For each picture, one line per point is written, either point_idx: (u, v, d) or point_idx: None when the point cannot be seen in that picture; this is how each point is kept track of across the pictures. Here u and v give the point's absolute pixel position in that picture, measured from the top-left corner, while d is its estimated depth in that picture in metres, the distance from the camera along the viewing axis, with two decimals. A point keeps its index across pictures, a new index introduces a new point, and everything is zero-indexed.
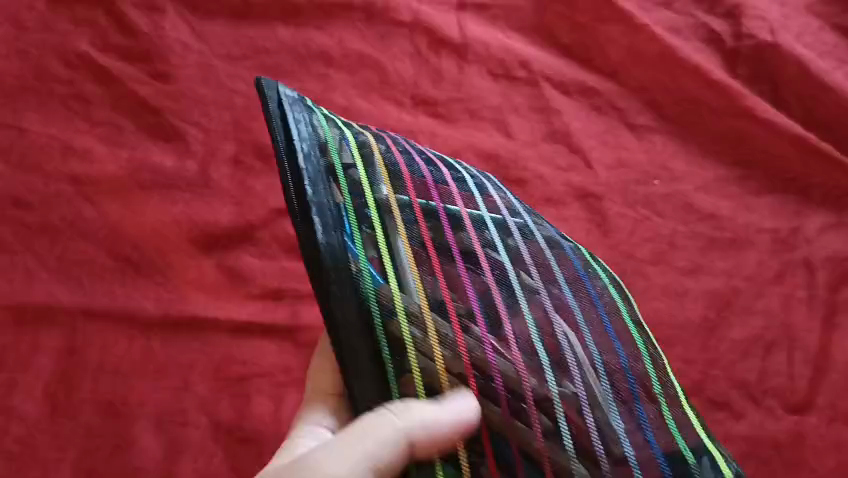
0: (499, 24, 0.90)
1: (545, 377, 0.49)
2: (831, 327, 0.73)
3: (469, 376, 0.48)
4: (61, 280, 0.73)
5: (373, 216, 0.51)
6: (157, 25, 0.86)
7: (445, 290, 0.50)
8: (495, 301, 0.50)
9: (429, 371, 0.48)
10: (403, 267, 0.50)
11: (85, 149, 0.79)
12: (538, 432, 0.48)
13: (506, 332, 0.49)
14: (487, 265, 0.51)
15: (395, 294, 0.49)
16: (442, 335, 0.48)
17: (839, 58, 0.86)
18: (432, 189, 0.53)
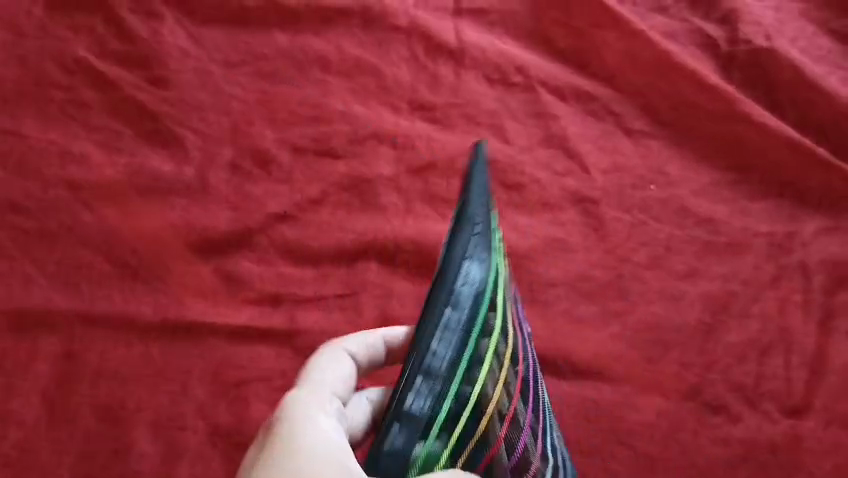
0: (496, 31, 0.91)
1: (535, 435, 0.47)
2: (828, 330, 0.73)
3: (510, 410, 0.43)
4: (60, 286, 0.73)
5: (499, 240, 0.46)
6: (155, 31, 0.86)
7: (520, 341, 0.47)
8: (530, 371, 0.49)
9: (488, 393, 0.42)
10: (511, 299, 0.45)
11: (83, 155, 0.79)
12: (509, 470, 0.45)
13: (534, 400, 0.48)
14: (525, 340, 0.51)
15: (501, 306, 0.43)
16: (509, 374, 0.43)
17: (835, 62, 0.87)
18: (507, 268, 0.54)
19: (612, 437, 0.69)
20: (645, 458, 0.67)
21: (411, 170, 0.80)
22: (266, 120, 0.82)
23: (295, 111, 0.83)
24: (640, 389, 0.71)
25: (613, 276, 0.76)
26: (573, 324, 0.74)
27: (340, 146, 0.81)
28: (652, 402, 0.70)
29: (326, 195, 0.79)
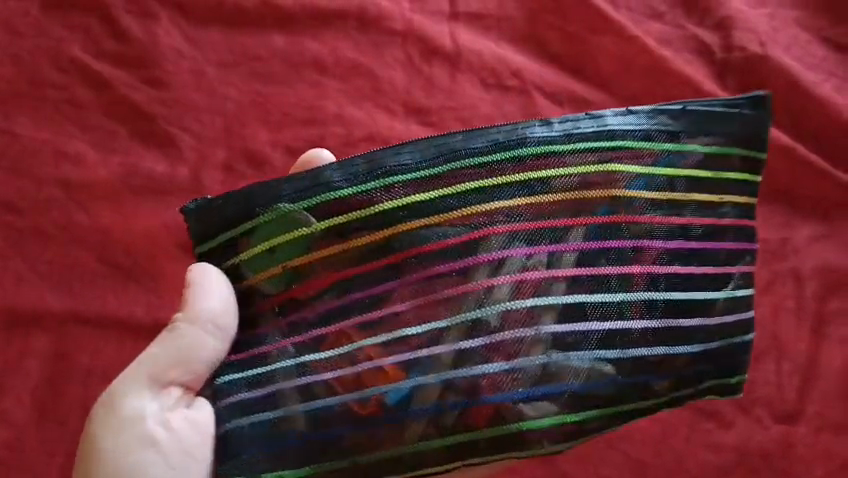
0: (491, 34, 0.89)
1: (400, 285, 0.51)
2: (820, 337, 0.74)
3: (320, 238, 0.52)
4: (53, 286, 0.74)
5: (517, 162, 0.52)
6: (150, 30, 0.85)
7: (460, 226, 0.51)
8: (471, 258, 0.50)
9: (322, 218, 0.52)
10: (467, 186, 0.51)
11: (78, 155, 0.79)
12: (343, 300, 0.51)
13: (442, 263, 0.50)
14: (517, 253, 0.50)
15: (426, 174, 0.52)
16: (389, 214, 0.51)
17: (827, 71, 0.88)
18: (621, 233, 0.52)
19: (602, 442, 0.69)
20: (636, 463, 0.69)
21: None
22: (261, 122, 0.82)
23: (289, 113, 0.82)
24: None
25: None
26: None
27: (335, 148, 0.81)
28: None
29: None
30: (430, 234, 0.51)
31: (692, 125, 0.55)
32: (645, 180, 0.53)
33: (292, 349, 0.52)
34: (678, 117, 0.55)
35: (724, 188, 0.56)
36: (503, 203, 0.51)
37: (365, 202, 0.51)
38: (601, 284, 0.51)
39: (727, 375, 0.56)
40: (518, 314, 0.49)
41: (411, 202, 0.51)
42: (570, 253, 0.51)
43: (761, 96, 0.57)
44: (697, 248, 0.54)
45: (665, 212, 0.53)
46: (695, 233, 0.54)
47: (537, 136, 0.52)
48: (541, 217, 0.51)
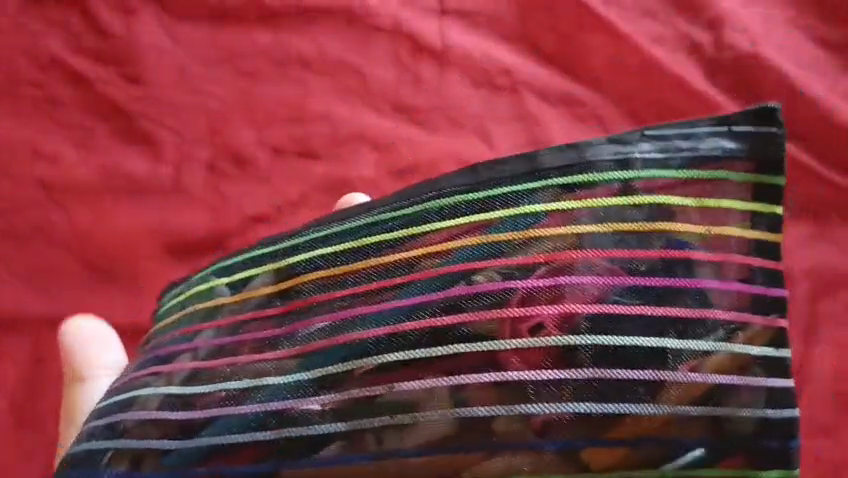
0: (481, 31, 0.88)
1: (279, 339, 0.53)
2: (811, 341, 0.75)
3: (194, 321, 0.60)
4: (31, 289, 0.73)
5: (292, 252, 0.57)
6: (131, 26, 0.83)
7: (213, 330, 0.57)
8: (329, 313, 0.52)
9: (209, 293, 0.61)
10: (236, 281, 0.59)
11: (56, 154, 0.77)
12: (246, 348, 0.54)
13: (301, 321, 0.53)
14: (367, 306, 0.50)
15: (220, 298, 0.59)
16: (252, 286, 0.58)
17: (819, 71, 0.87)
18: (345, 304, 0.52)
19: None
20: None
21: (393, 173, 0.79)
22: (245, 120, 0.80)
23: (274, 111, 0.81)
24: None
25: None
26: None
27: (320, 148, 0.79)
28: None
29: (308, 198, 0.78)
30: (378, 318, 0.49)
31: (658, 151, 0.49)
32: (583, 215, 0.48)
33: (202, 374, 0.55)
34: (650, 145, 0.49)
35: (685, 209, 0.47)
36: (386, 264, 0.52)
37: (355, 234, 0.55)
38: (607, 327, 0.44)
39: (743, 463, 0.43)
40: (513, 359, 0.45)
41: (247, 277, 0.59)
42: (364, 307, 0.51)
43: (767, 108, 0.48)
44: (639, 285, 0.45)
45: (619, 245, 0.46)
46: (759, 279, 0.46)
47: (511, 177, 0.51)
48: (432, 269, 0.50)
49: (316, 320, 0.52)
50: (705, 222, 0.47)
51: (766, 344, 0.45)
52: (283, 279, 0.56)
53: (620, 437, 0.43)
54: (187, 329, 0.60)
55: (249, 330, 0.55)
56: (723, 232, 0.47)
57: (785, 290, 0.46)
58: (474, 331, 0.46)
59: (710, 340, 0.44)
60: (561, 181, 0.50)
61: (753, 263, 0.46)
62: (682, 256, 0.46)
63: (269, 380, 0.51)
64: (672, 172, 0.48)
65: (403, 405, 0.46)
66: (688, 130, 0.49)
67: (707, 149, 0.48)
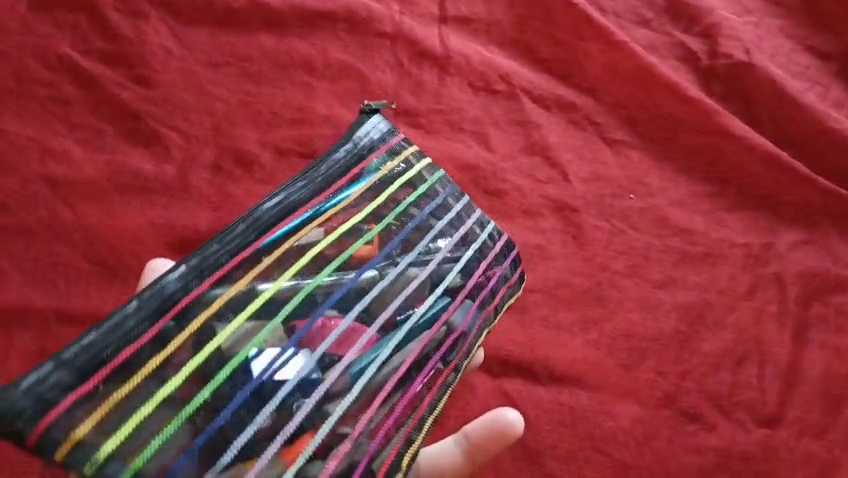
0: (480, 39, 0.91)
1: (395, 260, 0.51)
2: (801, 342, 0.76)
3: (385, 250, 0.51)
4: (34, 283, 0.72)
5: (366, 234, 0.51)
6: (140, 30, 0.85)
7: (404, 249, 0.52)
8: (388, 241, 0.52)
9: (360, 231, 0.51)
10: (386, 239, 0.51)
11: (64, 152, 0.78)
12: (397, 256, 0.51)
13: (391, 264, 0.50)
14: (406, 245, 0.52)
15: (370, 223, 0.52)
16: (387, 235, 0.52)
17: (811, 78, 0.89)
18: (381, 241, 0.51)
19: (587, 443, 0.70)
20: (620, 464, 0.70)
21: None
22: (249, 121, 0.81)
23: (278, 113, 0.82)
24: (615, 396, 0.73)
25: (591, 284, 0.78)
26: (552, 331, 0.75)
27: (322, 149, 0.81)
28: (628, 410, 0.72)
29: None
30: (309, 297, 0.46)
31: (327, 248, 0.49)
32: (303, 245, 0.48)
33: (412, 247, 0.52)
34: (339, 191, 0.51)
35: (337, 225, 0.50)
36: (321, 218, 0.49)
37: (364, 223, 0.51)
38: (329, 237, 0.49)
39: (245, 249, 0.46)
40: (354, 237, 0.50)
41: (363, 227, 0.51)
42: (381, 236, 0.51)
43: (268, 225, 0.47)
44: (320, 214, 0.50)
45: (322, 240, 0.49)
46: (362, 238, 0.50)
47: (350, 210, 0.51)
48: (346, 236, 0.50)
49: (379, 401, 0.46)
50: (331, 238, 0.49)
51: (300, 241, 0.48)
52: (379, 224, 0.52)
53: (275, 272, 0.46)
54: (389, 243, 0.51)
55: (394, 269, 0.50)
56: (345, 234, 0.50)
57: (326, 201, 0.50)
58: (313, 233, 0.49)
59: (317, 236, 0.49)
60: (316, 222, 0.49)
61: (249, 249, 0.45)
62: (387, 217, 0.53)
63: (429, 265, 0.52)
64: (283, 260, 0.46)
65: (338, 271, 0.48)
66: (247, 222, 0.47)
67: (354, 222, 0.51)
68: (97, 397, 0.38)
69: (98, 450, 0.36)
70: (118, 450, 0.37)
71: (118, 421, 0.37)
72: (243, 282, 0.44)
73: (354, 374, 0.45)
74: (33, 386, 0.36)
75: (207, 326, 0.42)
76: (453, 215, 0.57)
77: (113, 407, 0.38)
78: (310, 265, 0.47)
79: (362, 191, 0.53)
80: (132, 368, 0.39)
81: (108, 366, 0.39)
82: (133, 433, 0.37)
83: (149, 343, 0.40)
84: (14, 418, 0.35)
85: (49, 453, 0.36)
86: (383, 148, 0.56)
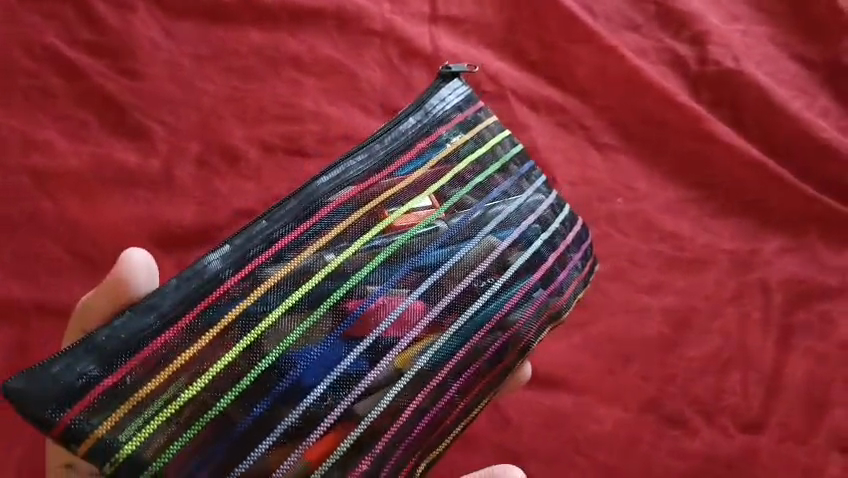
0: (471, 40, 0.90)
1: (459, 243, 0.53)
2: (785, 348, 0.76)
3: (448, 230, 0.53)
4: (13, 276, 0.70)
5: (431, 215, 0.53)
6: (126, 21, 0.83)
7: (468, 232, 0.54)
8: (454, 223, 0.54)
9: (422, 208, 0.53)
10: (450, 220, 0.54)
11: (47, 143, 0.76)
12: (461, 238, 0.54)
13: (455, 248, 0.53)
14: (469, 226, 0.55)
15: (432, 202, 0.54)
16: (452, 216, 0.54)
17: (798, 87, 0.90)
18: (446, 223, 0.54)
19: (570, 447, 0.70)
20: (601, 468, 0.70)
21: None
22: (236, 117, 0.80)
23: (265, 109, 0.81)
24: (600, 399, 0.73)
25: None
26: None
27: (310, 146, 0.80)
28: (612, 414, 0.72)
29: None
30: (357, 287, 0.48)
31: (390, 225, 0.51)
32: (371, 221, 0.51)
33: (475, 228, 0.55)
34: (404, 169, 0.54)
35: (400, 201, 0.53)
36: (379, 197, 0.52)
37: (427, 201, 0.54)
38: (394, 213, 0.52)
39: (311, 224, 0.49)
40: (417, 216, 0.53)
41: (425, 204, 0.54)
42: (445, 217, 0.54)
43: (332, 201, 0.50)
44: (385, 188, 0.53)
45: (386, 215, 0.52)
46: (426, 216, 0.53)
47: (413, 188, 0.54)
48: (411, 213, 0.53)
49: (420, 395, 0.50)
50: (391, 213, 0.52)
51: (366, 218, 0.51)
52: (441, 204, 0.54)
53: (335, 251, 0.49)
54: (452, 224, 0.54)
55: (456, 252, 0.53)
56: (409, 209, 0.53)
57: (391, 175, 0.53)
58: (378, 210, 0.51)
59: (383, 212, 0.52)
60: (382, 197, 0.52)
61: (307, 224, 0.49)
62: (451, 195, 0.55)
63: (493, 252, 0.55)
64: (347, 238, 0.50)
65: (400, 254, 0.51)
66: (314, 200, 0.50)
67: (416, 199, 0.54)
68: (127, 388, 0.42)
69: (120, 445, 0.42)
70: (138, 444, 0.42)
71: (151, 406, 0.43)
72: (288, 271, 0.47)
73: (395, 367, 0.48)
74: (60, 373, 0.41)
75: (248, 316, 0.45)
76: (517, 203, 0.59)
77: (141, 399, 0.42)
78: (375, 242, 0.50)
79: (427, 169, 0.55)
80: (166, 359, 0.43)
81: (135, 359, 0.43)
82: (157, 426, 0.42)
83: (190, 331, 0.44)
84: (45, 406, 0.40)
85: (72, 444, 0.41)
86: (450, 125, 0.59)
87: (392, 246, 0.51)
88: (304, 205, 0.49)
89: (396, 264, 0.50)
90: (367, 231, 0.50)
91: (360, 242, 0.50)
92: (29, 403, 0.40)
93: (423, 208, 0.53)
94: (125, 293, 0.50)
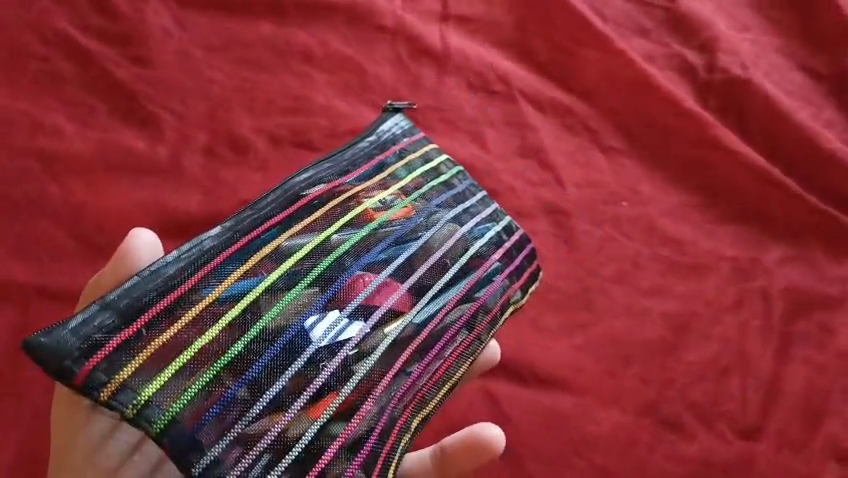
0: (480, 39, 0.91)
1: (423, 228, 0.54)
2: (784, 357, 0.76)
3: (413, 218, 0.54)
4: (17, 257, 0.70)
5: (396, 204, 0.54)
6: (139, 9, 0.84)
7: (430, 220, 0.55)
8: (416, 213, 0.55)
9: (388, 199, 0.54)
10: (413, 209, 0.55)
11: (55, 126, 0.76)
12: (427, 223, 0.54)
13: (422, 232, 0.53)
14: (432, 214, 0.55)
15: (397, 194, 0.55)
16: (415, 206, 0.55)
17: (805, 97, 0.90)
18: (409, 211, 0.54)
19: (568, 447, 0.70)
20: (598, 469, 0.70)
21: None
22: (245, 107, 0.81)
23: (274, 101, 0.81)
24: (599, 401, 0.73)
25: (579, 288, 0.78)
26: (538, 333, 0.75)
27: (317, 139, 0.80)
28: (610, 416, 0.72)
29: None
30: (343, 255, 0.49)
31: (356, 212, 0.52)
32: (340, 210, 0.51)
33: (437, 216, 0.56)
34: (363, 171, 0.55)
35: (365, 193, 0.53)
36: (346, 192, 0.53)
37: (391, 194, 0.55)
38: (360, 203, 0.52)
39: (281, 213, 0.49)
40: (382, 204, 0.53)
41: (390, 197, 0.54)
42: (409, 207, 0.55)
43: (300, 196, 0.50)
44: (350, 184, 0.54)
45: (353, 204, 0.52)
46: (392, 206, 0.54)
47: (376, 184, 0.55)
48: (378, 203, 0.53)
49: (401, 361, 0.48)
50: (358, 203, 0.52)
51: (336, 207, 0.51)
52: (405, 196, 0.55)
53: (307, 233, 0.49)
54: (415, 211, 0.55)
55: (421, 233, 0.53)
56: (374, 199, 0.53)
57: (353, 177, 0.54)
58: (345, 200, 0.52)
59: (349, 202, 0.52)
60: (346, 191, 0.53)
61: (279, 215, 0.49)
62: (414, 191, 0.56)
63: (455, 233, 0.55)
64: (318, 223, 0.50)
65: (369, 235, 0.51)
66: (283, 195, 0.50)
67: (381, 193, 0.54)
68: (141, 339, 0.41)
69: (138, 392, 0.39)
70: (154, 394, 0.40)
71: (156, 366, 0.41)
72: (263, 256, 0.47)
73: (380, 334, 0.47)
74: (79, 327, 0.40)
75: (244, 280, 0.45)
76: (476, 201, 0.60)
77: (157, 347, 0.41)
78: (347, 227, 0.50)
79: (387, 171, 0.57)
80: (174, 317, 0.42)
81: (144, 317, 0.42)
82: (174, 373, 0.41)
83: (190, 291, 0.44)
84: (64, 357, 0.39)
85: (94, 393, 0.39)
86: (400, 140, 0.61)
87: (360, 229, 0.51)
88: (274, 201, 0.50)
89: (368, 245, 0.50)
90: (339, 217, 0.51)
91: (333, 227, 0.50)
92: (47, 356, 0.38)
93: (390, 200, 0.54)
94: (127, 265, 0.56)
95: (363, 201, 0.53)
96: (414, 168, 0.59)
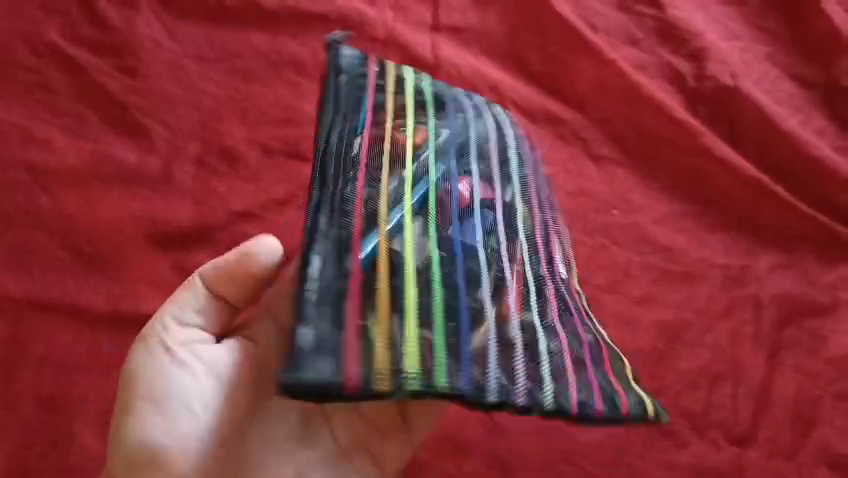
0: (471, 49, 0.91)
1: (471, 179, 0.58)
2: (774, 364, 0.77)
3: (458, 168, 0.58)
4: (9, 269, 0.70)
5: (436, 151, 0.58)
6: (130, 20, 0.84)
7: (470, 164, 0.60)
8: (456, 161, 0.59)
9: (430, 149, 0.58)
10: (455, 155, 0.59)
11: (46, 137, 0.77)
12: (471, 174, 0.59)
13: (467, 181, 0.58)
14: (471, 162, 0.60)
15: (433, 141, 0.59)
16: (452, 153, 0.59)
17: (794, 106, 0.91)
18: (455, 160, 0.59)
19: (560, 455, 0.71)
20: None
21: None
22: (237, 118, 0.81)
23: (266, 112, 0.82)
24: None
25: None
26: None
27: (308, 149, 0.80)
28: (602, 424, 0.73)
29: (293, 197, 0.78)
30: (429, 213, 0.53)
31: (409, 166, 0.55)
32: (394, 172, 0.54)
33: (474, 161, 0.60)
34: (395, 125, 0.58)
35: (410, 150, 0.57)
36: (390, 147, 0.56)
37: (429, 144, 0.58)
38: (405, 157, 0.56)
39: (344, 178, 0.52)
40: (424, 153, 0.57)
41: (431, 149, 0.58)
42: (453, 156, 0.59)
43: (353, 156, 0.53)
44: (385, 140, 0.56)
45: (403, 159, 0.56)
46: (437, 156, 0.58)
47: (411, 134, 0.58)
48: (420, 154, 0.57)
49: (523, 297, 0.53)
50: (406, 157, 0.56)
51: (390, 164, 0.55)
52: (438, 139, 0.59)
53: (378, 193, 0.52)
54: (459, 156, 0.59)
55: (466, 179, 0.58)
56: (419, 150, 0.57)
57: (386, 131, 0.57)
58: (395, 161, 0.55)
59: (399, 158, 0.55)
60: (387, 148, 0.56)
61: (349, 182, 0.52)
62: (449, 138, 0.61)
63: (493, 177, 0.60)
64: (382, 180, 0.53)
65: (431, 189, 0.55)
66: (334, 159, 0.53)
67: (418, 143, 0.58)
68: (324, 331, 0.43)
69: (385, 368, 0.43)
70: (419, 365, 0.44)
71: (385, 341, 0.44)
72: (357, 219, 0.50)
73: (491, 277, 0.52)
74: (320, 339, 0.42)
75: (365, 245, 0.48)
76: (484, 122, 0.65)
77: (368, 329, 0.44)
78: (412, 182, 0.54)
79: (422, 124, 0.60)
80: (345, 296, 0.45)
81: (316, 303, 0.44)
82: (391, 338, 0.45)
83: (311, 269, 0.46)
84: (324, 375, 0.41)
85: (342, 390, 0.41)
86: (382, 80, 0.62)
87: (423, 184, 0.55)
88: (331, 169, 0.52)
89: (436, 197, 0.55)
90: (404, 176, 0.54)
91: (398, 182, 0.54)
92: (312, 381, 0.41)
93: (437, 152, 0.58)
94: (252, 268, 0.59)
95: (406, 157, 0.56)
96: (431, 115, 0.62)
